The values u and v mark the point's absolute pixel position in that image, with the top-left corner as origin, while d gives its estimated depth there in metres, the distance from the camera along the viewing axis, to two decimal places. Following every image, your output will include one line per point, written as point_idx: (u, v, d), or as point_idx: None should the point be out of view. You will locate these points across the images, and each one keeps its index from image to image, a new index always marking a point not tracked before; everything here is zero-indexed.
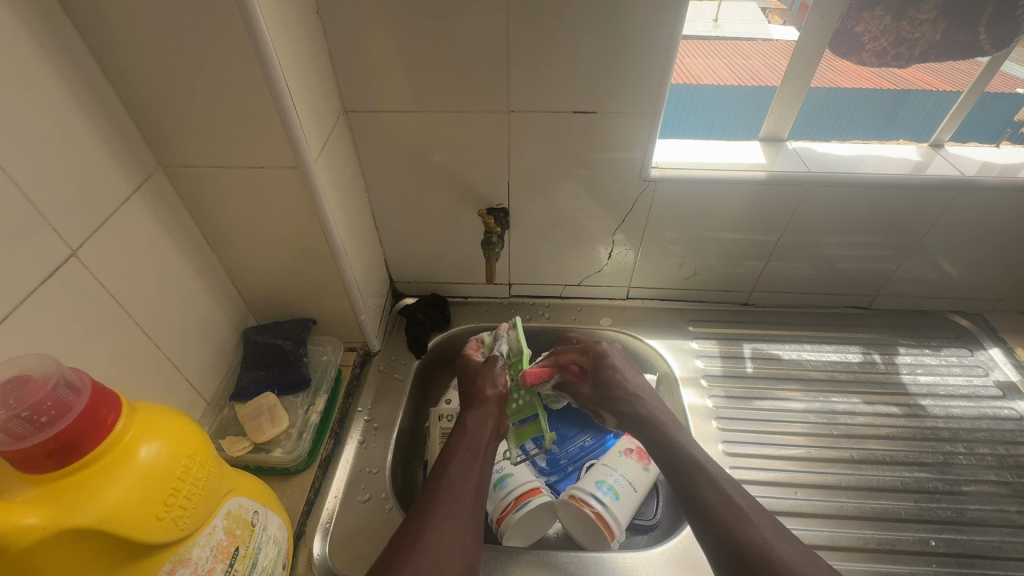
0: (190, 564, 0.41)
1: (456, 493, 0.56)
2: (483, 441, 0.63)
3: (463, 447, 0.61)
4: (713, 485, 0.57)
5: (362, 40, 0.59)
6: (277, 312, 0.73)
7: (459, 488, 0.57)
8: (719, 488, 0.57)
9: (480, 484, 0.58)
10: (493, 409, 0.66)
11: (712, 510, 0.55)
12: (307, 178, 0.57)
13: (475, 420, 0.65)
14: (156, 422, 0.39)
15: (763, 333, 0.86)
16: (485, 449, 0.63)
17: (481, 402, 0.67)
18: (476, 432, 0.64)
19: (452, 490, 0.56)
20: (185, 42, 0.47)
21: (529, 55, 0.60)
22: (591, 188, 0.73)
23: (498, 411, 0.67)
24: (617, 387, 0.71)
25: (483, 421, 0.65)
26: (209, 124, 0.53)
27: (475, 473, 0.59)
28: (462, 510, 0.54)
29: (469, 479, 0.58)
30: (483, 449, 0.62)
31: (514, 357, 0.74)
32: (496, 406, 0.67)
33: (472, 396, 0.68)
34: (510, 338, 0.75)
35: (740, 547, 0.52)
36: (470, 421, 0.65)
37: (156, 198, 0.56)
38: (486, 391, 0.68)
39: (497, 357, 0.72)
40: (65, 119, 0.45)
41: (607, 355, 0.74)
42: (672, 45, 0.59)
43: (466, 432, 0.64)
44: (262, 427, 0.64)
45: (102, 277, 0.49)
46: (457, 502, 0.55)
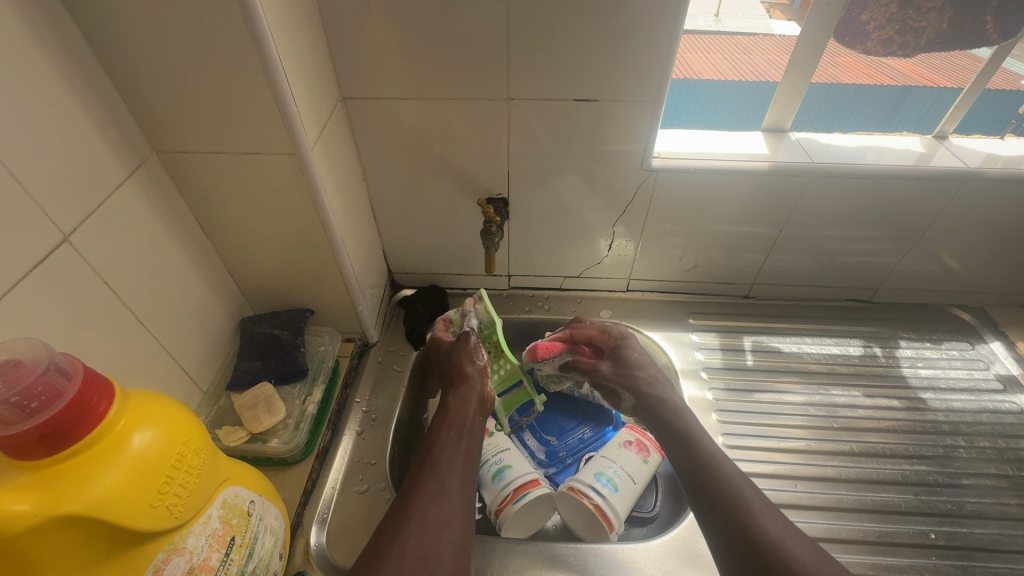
0: (184, 553, 0.40)
1: (442, 472, 0.55)
2: (468, 419, 0.62)
3: (448, 427, 0.60)
4: (723, 477, 0.56)
5: (360, 24, 0.58)
6: (274, 302, 0.73)
7: (445, 465, 0.56)
8: (731, 482, 0.56)
9: (468, 462, 0.57)
10: (477, 386, 0.65)
11: (722, 500, 0.54)
12: (304, 165, 0.56)
13: (458, 398, 0.64)
14: (150, 409, 0.39)
15: (763, 326, 0.86)
16: (469, 426, 0.62)
17: (462, 379, 0.66)
18: (459, 411, 0.63)
19: (437, 468, 0.55)
20: (178, 24, 0.46)
21: (530, 41, 0.59)
22: (592, 178, 0.72)
23: (481, 387, 0.66)
24: (635, 365, 0.71)
25: (467, 399, 0.64)
26: (204, 109, 0.52)
27: (461, 451, 0.58)
28: (450, 488, 0.53)
29: (455, 457, 0.57)
30: (467, 427, 0.61)
31: (487, 330, 0.74)
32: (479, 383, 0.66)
33: (453, 374, 0.67)
34: (478, 311, 0.75)
35: (749, 539, 0.51)
36: (453, 400, 0.64)
37: (150, 184, 0.55)
38: (465, 368, 0.67)
39: (470, 331, 0.71)
40: (56, 100, 0.44)
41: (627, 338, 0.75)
42: (676, 32, 0.58)
43: (450, 411, 0.63)
44: (259, 417, 0.63)
45: (96, 264, 0.49)
46: (443, 481, 0.54)
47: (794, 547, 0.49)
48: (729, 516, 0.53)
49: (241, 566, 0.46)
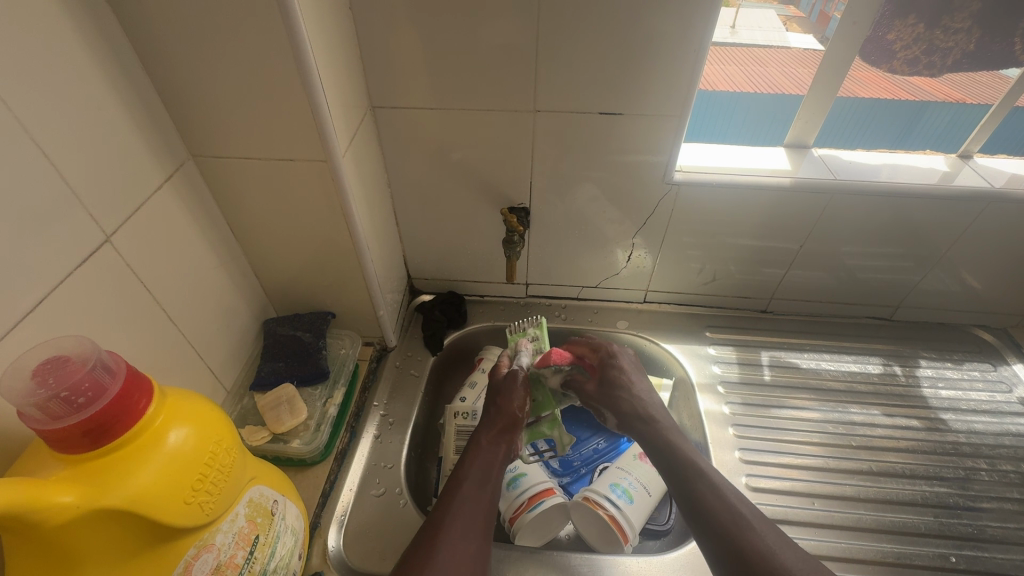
0: (213, 549, 0.41)
1: (469, 516, 0.54)
2: (496, 465, 0.62)
3: (477, 468, 0.60)
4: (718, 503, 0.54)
5: (391, 36, 0.60)
6: (298, 304, 0.74)
7: (472, 506, 0.56)
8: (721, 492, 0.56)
9: (491, 507, 0.57)
10: (510, 428, 0.66)
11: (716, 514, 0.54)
12: (334, 172, 0.57)
13: (489, 439, 0.64)
14: (185, 407, 0.40)
15: (780, 341, 0.85)
16: (499, 469, 0.62)
17: (499, 424, 0.66)
18: (490, 452, 0.63)
19: (466, 509, 0.55)
20: (221, 35, 0.47)
21: (559, 54, 0.60)
22: (612, 190, 0.72)
23: (513, 432, 0.66)
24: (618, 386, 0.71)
25: (496, 440, 0.64)
26: (241, 116, 0.53)
27: (487, 495, 0.58)
28: (474, 531, 0.53)
29: (483, 498, 0.57)
30: (494, 471, 0.61)
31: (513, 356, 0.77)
32: (510, 428, 0.66)
33: (493, 415, 0.67)
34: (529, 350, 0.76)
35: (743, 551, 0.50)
36: (485, 442, 0.64)
37: (185, 187, 0.56)
38: (506, 408, 0.68)
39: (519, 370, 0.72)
40: (102, 105, 0.46)
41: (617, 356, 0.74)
42: (703, 49, 0.58)
43: (480, 453, 0.63)
44: (281, 418, 0.64)
45: (133, 263, 0.50)
46: (470, 524, 0.54)
47: (788, 558, 0.49)
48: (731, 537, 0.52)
49: (264, 564, 0.46)
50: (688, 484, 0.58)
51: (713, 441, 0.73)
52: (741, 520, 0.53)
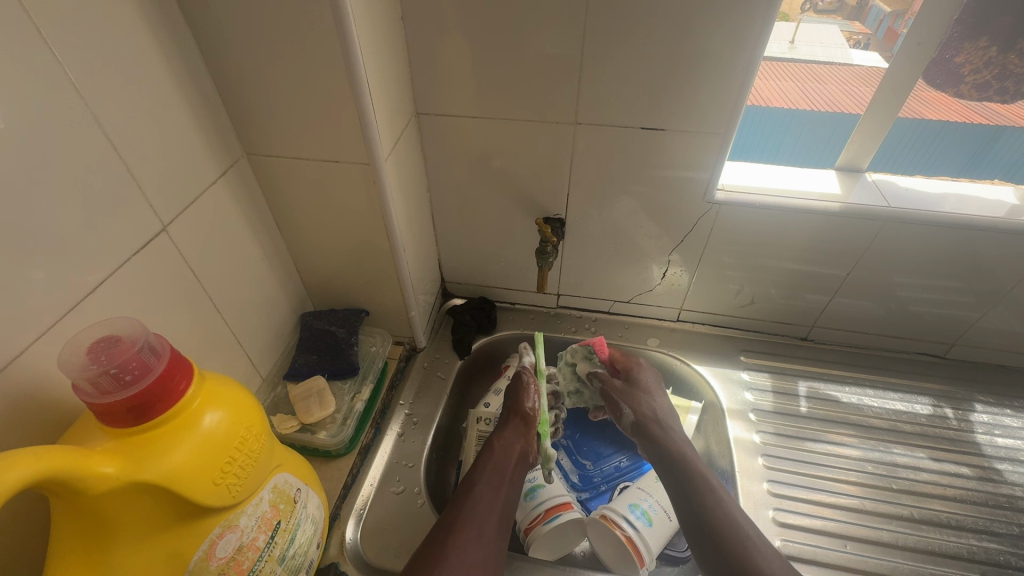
0: (237, 531, 0.43)
1: (480, 515, 0.58)
2: (509, 465, 0.65)
3: (490, 470, 0.63)
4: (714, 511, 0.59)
5: (440, 44, 0.61)
6: (334, 300, 0.76)
7: (484, 508, 0.59)
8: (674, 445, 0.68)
9: (502, 509, 0.60)
10: (521, 433, 0.68)
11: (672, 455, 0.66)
12: (376, 175, 0.59)
13: (504, 442, 0.67)
14: (220, 392, 0.42)
15: (820, 372, 0.81)
16: (511, 473, 0.64)
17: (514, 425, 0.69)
18: (503, 453, 0.66)
19: (477, 513, 0.58)
20: (280, 40, 0.50)
21: (603, 67, 0.60)
22: (651, 204, 0.71)
23: (527, 431, 0.69)
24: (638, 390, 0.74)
25: (512, 444, 0.67)
26: (292, 117, 0.56)
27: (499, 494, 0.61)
28: (485, 535, 0.56)
29: (493, 503, 0.60)
30: (509, 473, 0.64)
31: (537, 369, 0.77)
32: (524, 425, 0.70)
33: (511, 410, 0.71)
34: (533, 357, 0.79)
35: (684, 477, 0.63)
36: (499, 442, 0.67)
37: (238, 182, 0.60)
38: (522, 410, 0.70)
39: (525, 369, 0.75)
40: (168, 102, 0.49)
41: (641, 369, 0.76)
42: (751, 68, 0.57)
43: (494, 454, 0.65)
44: (311, 409, 0.65)
45: (185, 252, 0.53)
46: (481, 525, 0.57)
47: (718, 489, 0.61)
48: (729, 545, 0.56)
49: (282, 550, 0.48)
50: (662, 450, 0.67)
51: (741, 471, 0.71)
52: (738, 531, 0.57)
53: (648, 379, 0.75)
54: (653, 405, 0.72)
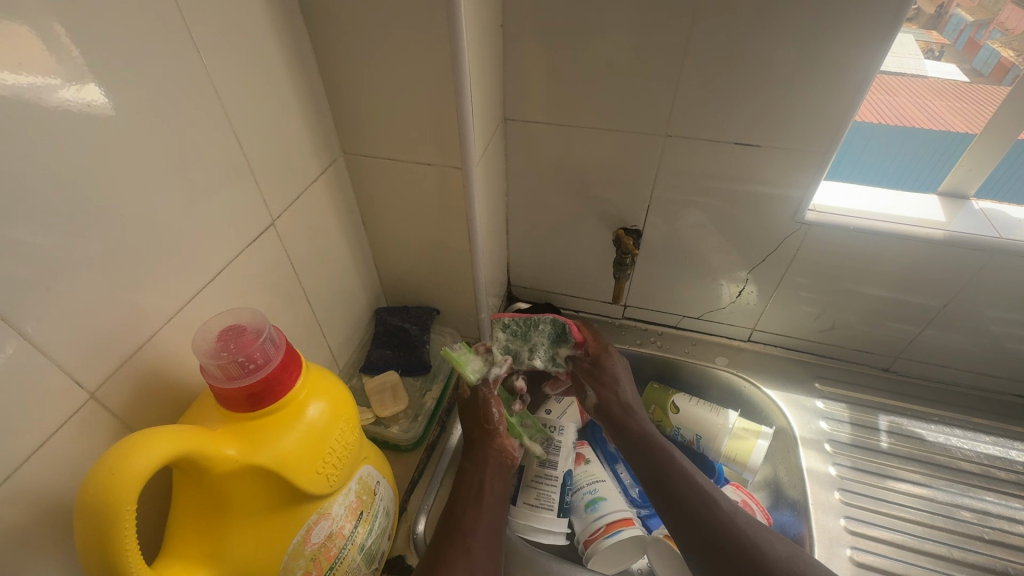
0: (329, 518, 0.44)
1: (468, 536, 0.55)
2: (488, 481, 0.62)
3: (464, 491, 0.61)
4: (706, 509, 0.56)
5: (535, 52, 0.62)
6: (407, 297, 0.78)
7: (468, 525, 0.57)
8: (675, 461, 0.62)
9: (490, 529, 0.58)
10: (492, 444, 0.65)
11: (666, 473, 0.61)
12: (466, 179, 0.60)
13: (474, 462, 0.64)
14: (324, 383, 0.44)
15: (904, 406, 0.77)
16: (490, 488, 0.62)
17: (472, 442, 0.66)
18: (474, 475, 0.62)
19: (462, 530, 0.56)
20: (391, 46, 0.52)
21: (702, 79, 0.58)
22: (735, 220, 0.69)
23: (496, 445, 0.65)
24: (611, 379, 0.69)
25: (483, 462, 0.63)
26: (392, 119, 0.57)
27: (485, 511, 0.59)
28: (473, 550, 0.54)
29: (479, 520, 0.58)
30: (488, 490, 0.61)
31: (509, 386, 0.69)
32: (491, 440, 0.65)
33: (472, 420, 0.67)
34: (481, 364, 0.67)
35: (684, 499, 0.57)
36: (469, 464, 0.64)
37: (334, 180, 0.62)
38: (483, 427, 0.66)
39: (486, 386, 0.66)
40: (284, 102, 0.51)
41: (610, 358, 0.71)
42: (863, 86, 0.55)
43: (465, 478, 0.62)
44: (385, 402, 0.68)
45: (288, 245, 0.55)
46: (468, 542, 0.55)
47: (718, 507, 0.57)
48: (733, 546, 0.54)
49: (364, 539, 0.50)
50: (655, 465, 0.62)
51: (815, 504, 0.68)
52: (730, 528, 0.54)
53: (618, 370, 0.70)
54: (625, 399, 0.68)
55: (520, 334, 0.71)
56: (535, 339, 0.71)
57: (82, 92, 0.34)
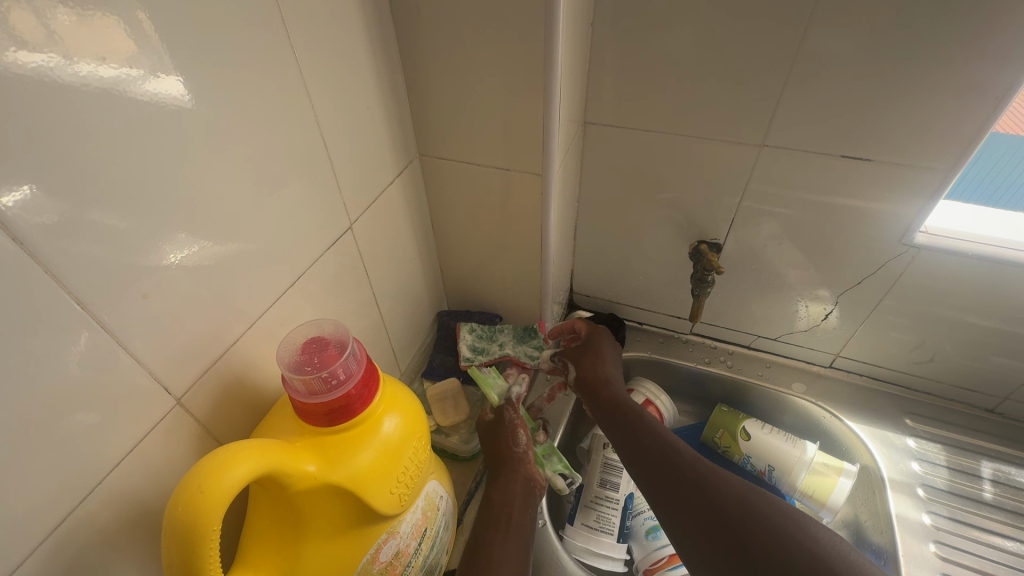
0: (397, 537, 0.43)
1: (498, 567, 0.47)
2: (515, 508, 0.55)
3: (490, 524, 0.53)
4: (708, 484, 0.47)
5: (624, 49, 0.58)
6: (470, 301, 0.76)
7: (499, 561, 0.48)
8: (661, 437, 0.55)
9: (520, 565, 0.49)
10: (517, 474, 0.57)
11: (657, 453, 0.53)
12: (545, 186, 0.57)
13: (501, 494, 0.56)
14: (399, 399, 0.42)
15: (1013, 454, 0.69)
16: (518, 517, 0.54)
17: (499, 469, 0.58)
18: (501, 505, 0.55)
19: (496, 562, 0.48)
20: (480, 46, 0.49)
21: (812, 85, 0.53)
22: (831, 238, 0.63)
23: (517, 472, 0.58)
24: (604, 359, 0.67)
25: (511, 488, 0.56)
26: (471, 122, 0.55)
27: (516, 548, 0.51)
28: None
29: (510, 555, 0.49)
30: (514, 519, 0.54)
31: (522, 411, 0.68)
32: (518, 466, 0.58)
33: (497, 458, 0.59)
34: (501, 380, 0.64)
35: (686, 485, 0.49)
36: (496, 495, 0.56)
37: (408, 181, 0.60)
38: (505, 451, 0.59)
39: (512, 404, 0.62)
40: (368, 103, 0.50)
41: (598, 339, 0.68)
42: (1008, 97, 0.48)
43: (492, 506, 0.55)
44: (446, 411, 0.66)
45: (362, 249, 0.55)
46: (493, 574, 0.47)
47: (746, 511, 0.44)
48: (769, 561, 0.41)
49: (425, 557, 0.48)
50: (641, 445, 0.55)
51: (906, 554, 0.62)
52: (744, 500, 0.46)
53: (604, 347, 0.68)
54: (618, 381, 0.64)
55: (486, 335, 0.72)
56: (502, 338, 0.72)
57: (159, 82, 0.31)
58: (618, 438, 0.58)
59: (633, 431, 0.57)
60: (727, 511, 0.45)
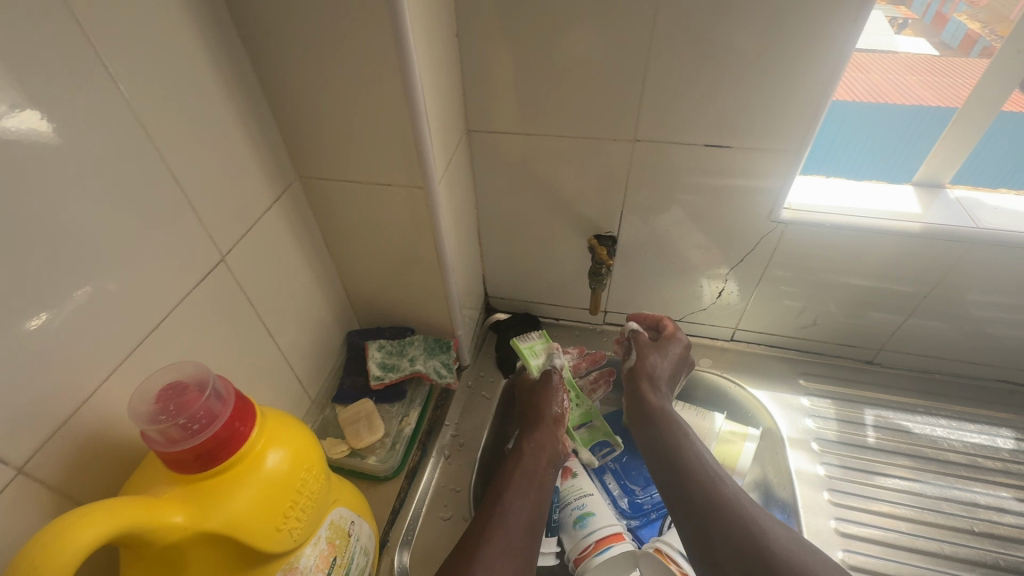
0: (297, 572, 0.42)
1: (509, 529, 0.55)
2: (537, 476, 0.62)
3: (516, 478, 0.61)
4: (756, 519, 0.51)
5: (493, 57, 0.59)
6: (380, 318, 0.76)
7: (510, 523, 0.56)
8: (685, 435, 0.62)
9: (534, 514, 0.59)
10: (549, 437, 0.66)
11: (673, 447, 0.61)
12: (429, 198, 0.57)
13: (529, 449, 0.65)
14: (282, 431, 0.41)
15: (890, 399, 0.76)
16: (538, 481, 0.62)
17: (531, 427, 0.68)
18: (526, 465, 0.63)
19: (504, 525, 0.55)
20: (339, 65, 0.49)
21: (668, 81, 0.56)
22: (710, 221, 0.68)
23: (552, 436, 0.67)
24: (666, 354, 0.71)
25: (536, 455, 0.64)
26: (346, 140, 0.55)
27: (530, 500, 0.59)
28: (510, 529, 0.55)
29: (519, 520, 0.57)
30: (536, 482, 0.62)
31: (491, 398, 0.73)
32: (553, 427, 0.67)
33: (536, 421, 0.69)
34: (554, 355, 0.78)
35: (696, 478, 0.57)
36: (519, 453, 0.64)
37: (291, 205, 0.59)
38: (544, 413, 0.69)
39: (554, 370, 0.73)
40: (227, 131, 0.49)
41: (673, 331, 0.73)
42: (831, 82, 0.53)
43: (520, 462, 0.63)
44: (360, 434, 0.65)
45: (243, 281, 0.53)
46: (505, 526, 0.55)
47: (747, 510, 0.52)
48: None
49: None
50: (667, 438, 0.62)
51: (805, 505, 0.67)
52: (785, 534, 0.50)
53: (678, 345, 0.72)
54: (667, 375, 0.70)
55: (396, 350, 0.72)
56: (413, 352, 0.72)
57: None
58: (643, 426, 0.66)
59: (657, 425, 0.64)
60: (726, 512, 0.52)
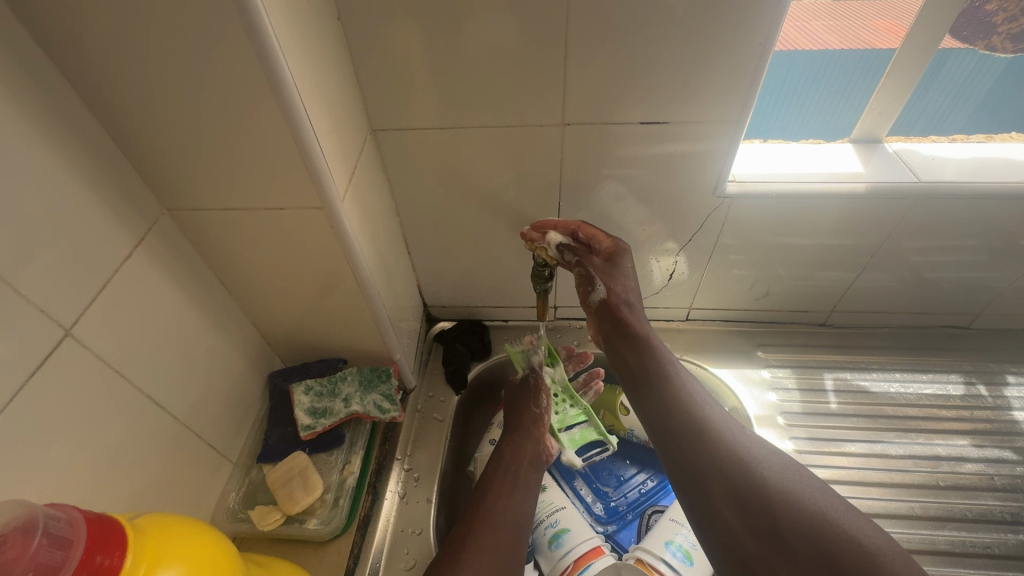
0: None
1: (495, 525, 0.54)
2: (523, 471, 0.62)
3: (501, 476, 0.60)
4: (780, 484, 0.47)
5: (387, 41, 0.50)
6: (304, 353, 0.66)
7: (495, 520, 0.55)
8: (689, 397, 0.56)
9: (519, 512, 0.58)
10: (533, 431, 0.65)
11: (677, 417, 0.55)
12: (333, 218, 0.48)
13: (510, 447, 0.63)
14: (168, 545, 0.34)
15: (846, 360, 0.76)
16: (523, 476, 0.61)
17: (519, 421, 0.66)
18: (515, 459, 0.62)
19: (490, 520, 0.55)
20: (183, 70, 0.38)
21: (592, 56, 0.50)
22: (653, 203, 0.63)
23: (534, 432, 0.65)
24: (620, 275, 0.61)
25: (521, 447, 0.63)
26: (215, 160, 0.44)
27: (516, 498, 0.59)
28: (498, 526, 0.55)
29: (505, 519, 0.56)
30: (521, 478, 0.61)
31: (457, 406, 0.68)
32: (534, 426, 0.66)
33: (515, 417, 0.67)
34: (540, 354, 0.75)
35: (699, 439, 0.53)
36: (507, 449, 0.63)
37: (162, 245, 0.48)
38: (531, 409, 0.67)
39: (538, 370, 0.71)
40: (44, 170, 0.38)
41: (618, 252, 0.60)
42: (768, 43, 0.48)
43: (503, 460, 0.62)
44: (294, 495, 0.57)
45: (105, 352, 0.42)
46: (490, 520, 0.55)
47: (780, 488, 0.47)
48: (809, 555, 0.42)
49: None
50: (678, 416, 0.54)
51: None
52: (779, 480, 0.47)
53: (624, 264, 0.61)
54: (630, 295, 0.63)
55: (327, 391, 0.63)
56: (348, 390, 0.64)
57: None
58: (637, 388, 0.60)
59: (659, 393, 0.57)
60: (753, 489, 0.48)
